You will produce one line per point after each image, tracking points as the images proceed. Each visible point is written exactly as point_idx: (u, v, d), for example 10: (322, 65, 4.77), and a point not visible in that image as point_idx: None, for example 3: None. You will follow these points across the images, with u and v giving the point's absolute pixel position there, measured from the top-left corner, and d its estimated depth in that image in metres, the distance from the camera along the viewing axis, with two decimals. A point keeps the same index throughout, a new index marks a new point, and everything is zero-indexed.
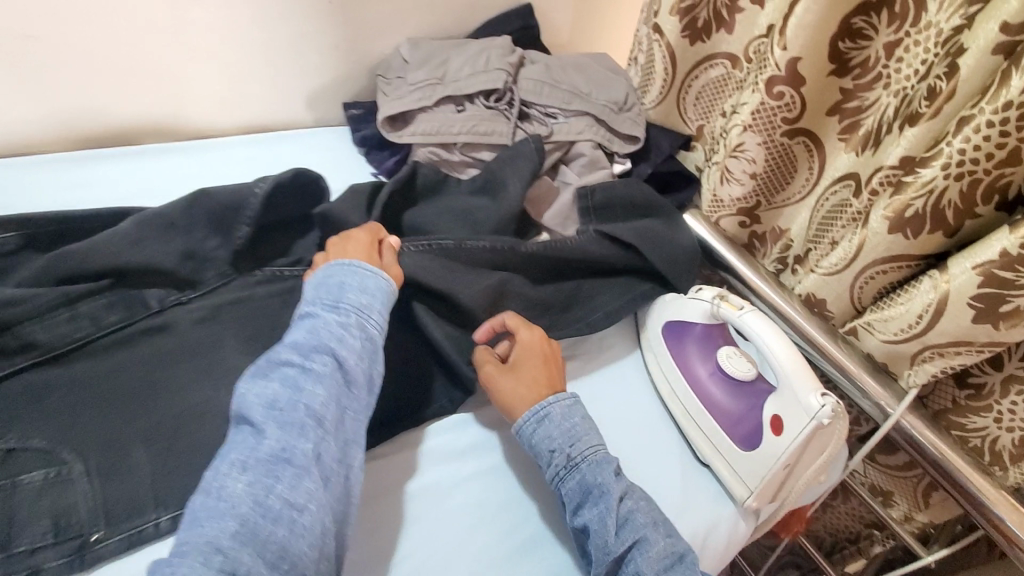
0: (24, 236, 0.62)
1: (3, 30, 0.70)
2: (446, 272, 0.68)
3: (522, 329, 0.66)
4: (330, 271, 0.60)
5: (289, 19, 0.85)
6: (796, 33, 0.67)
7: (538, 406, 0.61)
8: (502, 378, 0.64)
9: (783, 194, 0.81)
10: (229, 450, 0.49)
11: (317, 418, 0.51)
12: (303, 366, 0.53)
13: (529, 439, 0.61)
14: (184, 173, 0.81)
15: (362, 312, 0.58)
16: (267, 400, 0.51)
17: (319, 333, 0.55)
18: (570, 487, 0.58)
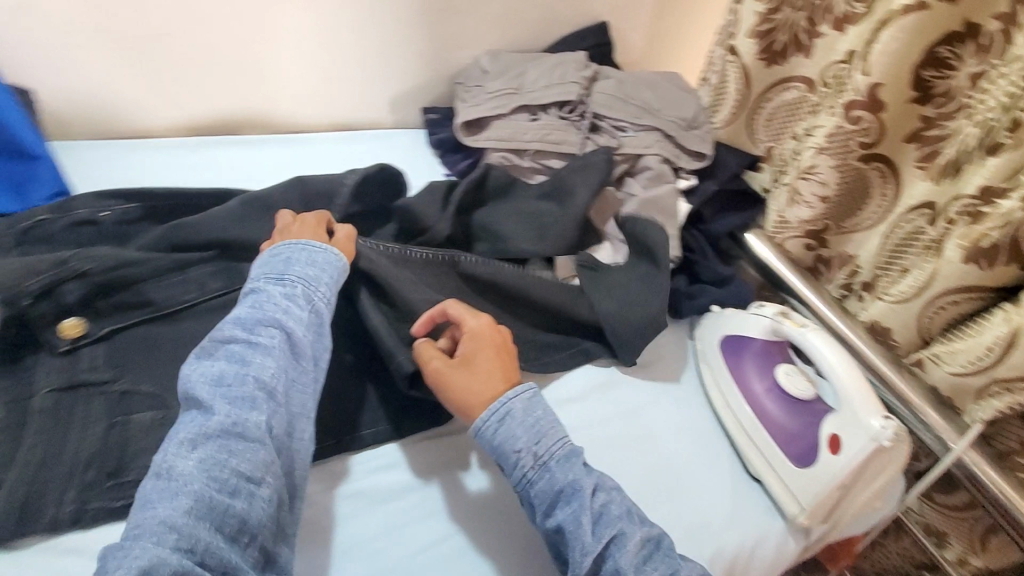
0: (145, 208, 0.70)
1: (143, 27, 0.79)
2: (397, 273, 0.69)
3: (468, 317, 0.62)
4: (277, 249, 0.61)
5: (382, 27, 0.92)
6: (880, 58, 0.69)
7: (497, 404, 0.57)
8: (443, 372, 0.59)
9: (854, 220, 0.80)
10: (178, 431, 0.48)
11: (268, 390, 0.51)
12: (250, 342, 0.53)
13: (488, 441, 0.56)
14: (278, 163, 0.89)
15: (308, 284, 0.58)
16: (214, 378, 0.51)
17: (264, 308, 0.55)
18: (540, 489, 0.54)
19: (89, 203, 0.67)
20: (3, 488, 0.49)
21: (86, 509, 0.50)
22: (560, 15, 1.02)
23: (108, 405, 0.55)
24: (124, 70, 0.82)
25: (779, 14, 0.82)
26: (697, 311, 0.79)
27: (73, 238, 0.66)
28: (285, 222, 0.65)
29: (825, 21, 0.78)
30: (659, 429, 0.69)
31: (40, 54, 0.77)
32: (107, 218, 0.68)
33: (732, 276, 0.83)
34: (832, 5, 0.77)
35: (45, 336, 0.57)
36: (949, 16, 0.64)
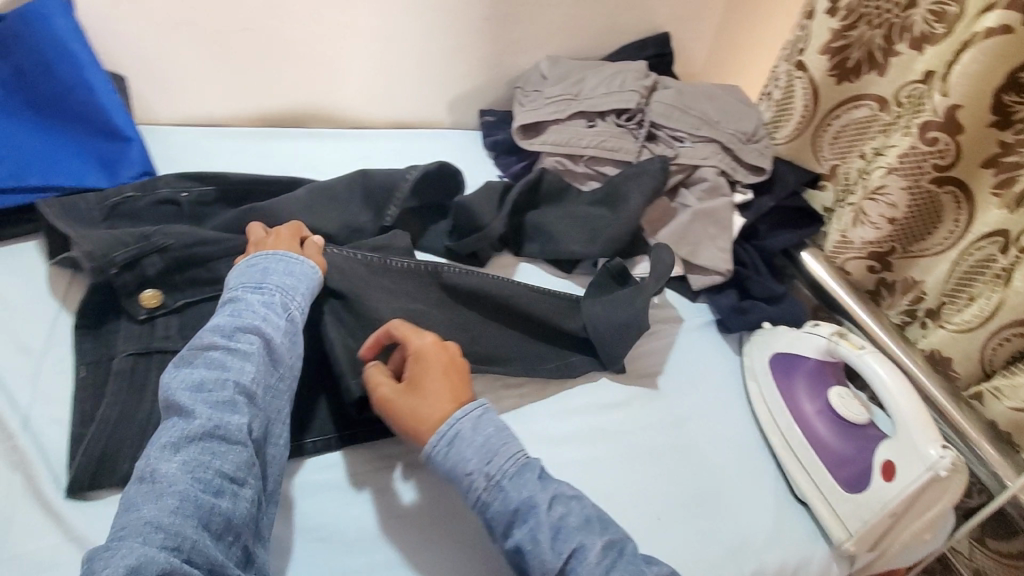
0: (219, 191, 0.74)
1: (228, 22, 0.84)
2: (370, 283, 0.67)
3: (411, 336, 0.59)
4: (254, 258, 0.60)
5: (448, 30, 0.95)
6: (960, 80, 0.66)
7: (443, 428, 0.53)
8: (393, 395, 0.56)
9: (922, 244, 0.78)
10: (159, 436, 0.47)
11: (248, 394, 0.50)
12: (228, 348, 0.51)
13: (439, 464, 0.53)
14: (341, 157, 0.93)
15: (286, 292, 0.57)
16: (194, 384, 0.49)
17: (241, 314, 0.54)
18: (496, 509, 0.51)
19: (171, 184, 0.72)
20: (84, 441, 0.53)
21: None
22: (622, 24, 1.03)
23: None
24: (207, 63, 0.87)
25: (854, 30, 0.80)
26: (747, 327, 0.78)
27: (155, 216, 0.71)
28: (259, 236, 0.64)
29: (903, 39, 0.76)
30: (704, 441, 0.68)
31: (135, 44, 0.83)
32: (186, 199, 0.72)
33: (784, 294, 0.82)
34: (912, 22, 0.75)
35: (126, 303, 0.61)
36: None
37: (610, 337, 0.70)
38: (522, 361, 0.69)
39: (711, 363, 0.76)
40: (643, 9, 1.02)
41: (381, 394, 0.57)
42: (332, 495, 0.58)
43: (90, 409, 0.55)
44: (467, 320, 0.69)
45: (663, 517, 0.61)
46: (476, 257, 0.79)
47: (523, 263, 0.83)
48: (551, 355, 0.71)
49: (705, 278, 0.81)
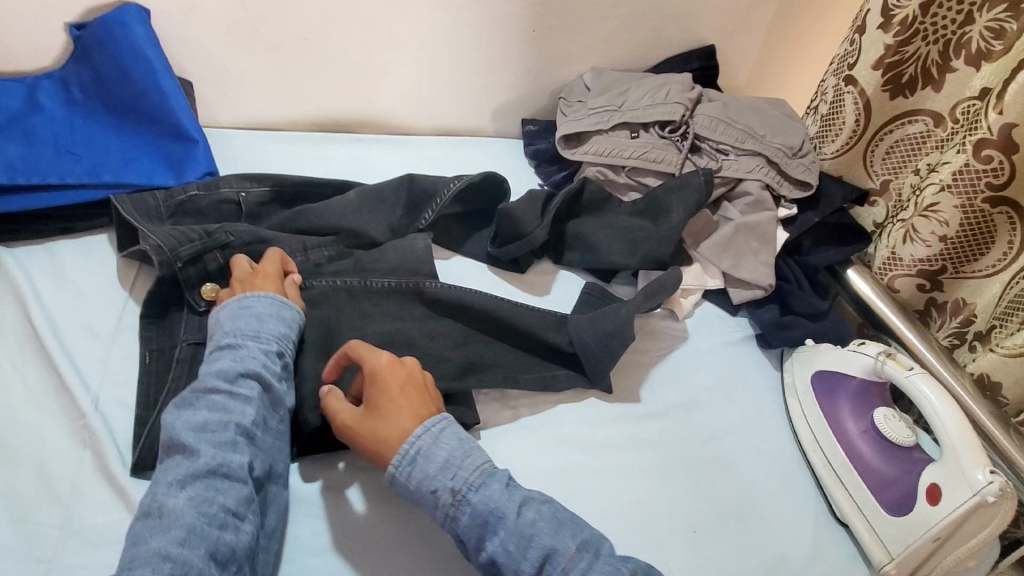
0: (275, 192, 0.78)
1: (289, 32, 0.88)
2: (350, 307, 0.70)
3: (366, 356, 0.59)
4: (246, 302, 0.61)
5: (495, 41, 0.97)
6: (1017, 98, 0.65)
7: (404, 448, 0.54)
8: (353, 418, 0.57)
9: (972, 265, 0.77)
10: (165, 473, 0.49)
11: (248, 435, 0.53)
12: (230, 391, 0.54)
13: (403, 484, 0.54)
14: (389, 163, 0.96)
15: (282, 341, 0.60)
16: (197, 424, 0.52)
17: (240, 359, 0.56)
18: (465, 523, 0.52)
19: (231, 183, 0.76)
20: (148, 424, 0.56)
21: None
22: (667, 37, 1.03)
23: None
24: (266, 70, 0.92)
25: (909, 47, 0.78)
26: (789, 343, 0.77)
27: (216, 214, 0.75)
28: (243, 270, 0.64)
29: (959, 56, 0.75)
30: (740, 457, 0.67)
31: (202, 52, 0.88)
32: (245, 199, 0.76)
33: (827, 311, 0.81)
34: (968, 39, 0.74)
35: (188, 296, 0.64)
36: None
37: (596, 352, 0.69)
38: (509, 369, 0.69)
39: (750, 378, 0.75)
40: (689, 22, 1.02)
41: (341, 417, 0.58)
42: (374, 488, 0.60)
43: (153, 394, 0.59)
44: (490, 328, 0.71)
45: (698, 529, 0.61)
46: (515, 263, 0.81)
47: (562, 271, 0.84)
48: (538, 368, 0.70)
49: (746, 292, 0.81)
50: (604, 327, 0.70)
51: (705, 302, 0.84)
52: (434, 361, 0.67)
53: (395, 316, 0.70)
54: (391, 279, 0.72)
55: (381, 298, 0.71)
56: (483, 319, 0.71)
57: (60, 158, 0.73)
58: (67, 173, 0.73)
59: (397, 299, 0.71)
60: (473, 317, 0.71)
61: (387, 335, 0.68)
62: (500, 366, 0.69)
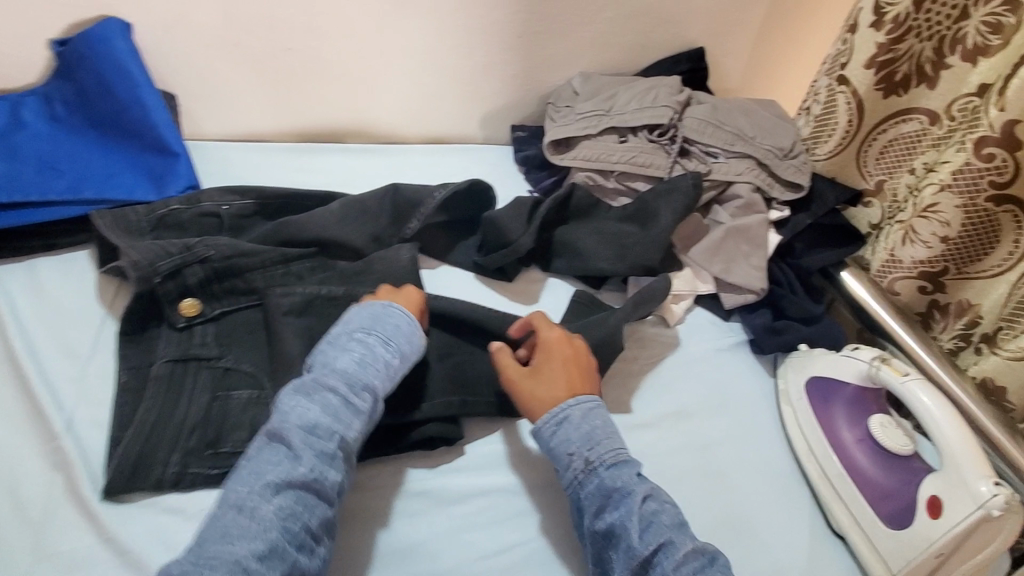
0: (258, 204, 0.77)
1: (273, 43, 0.88)
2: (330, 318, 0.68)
3: (544, 329, 0.65)
4: (387, 310, 0.64)
5: (482, 48, 0.96)
6: (1018, 94, 0.64)
7: (557, 410, 0.60)
8: (516, 371, 0.62)
9: (977, 265, 0.75)
10: (265, 470, 0.50)
11: (345, 452, 0.54)
12: (346, 400, 0.55)
13: (545, 441, 0.59)
14: (377, 172, 0.95)
15: (404, 361, 0.62)
16: (307, 426, 0.53)
17: (366, 368, 0.58)
18: (590, 491, 0.56)
19: (213, 197, 0.75)
20: (121, 444, 0.54)
21: (185, 473, 0.54)
22: (656, 40, 1.02)
23: (213, 378, 0.60)
24: (250, 81, 0.91)
25: (902, 44, 0.76)
26: (783, 348, 0.76)
27: (197, 227, 0.74)
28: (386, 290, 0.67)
29: (954, 52, 0.73)
30: (733, 467, 0.66)
31: (185, 65, 0.87)
32: (227, 211, 0.75)
33: (822, 315, 0.79)
34: (964, 34, 0.72)
35: (167, 311, 0.64)
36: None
37: None
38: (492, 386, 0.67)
39: (743, 385, 0.74)
40: (678, 24, 1.01)
41: (505, 367, 0.63)
42: (357, 505, 0.59)
43: (128, 413, 0.57)
44: (476, 336, 0.70)
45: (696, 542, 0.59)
46: (502, 271, 0.80)
47: (551, 279, 0.83)
48: None
49: (737, 296, 0.80)
50: (593, 335, 0.68)
51: (697, 307, 0.83)
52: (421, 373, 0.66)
53: None
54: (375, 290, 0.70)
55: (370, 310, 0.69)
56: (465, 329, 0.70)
57: (42, 173, 0.73)
58: (47, 190, 0.72)
59: None
60: (461, 327, 0.70)
61: None
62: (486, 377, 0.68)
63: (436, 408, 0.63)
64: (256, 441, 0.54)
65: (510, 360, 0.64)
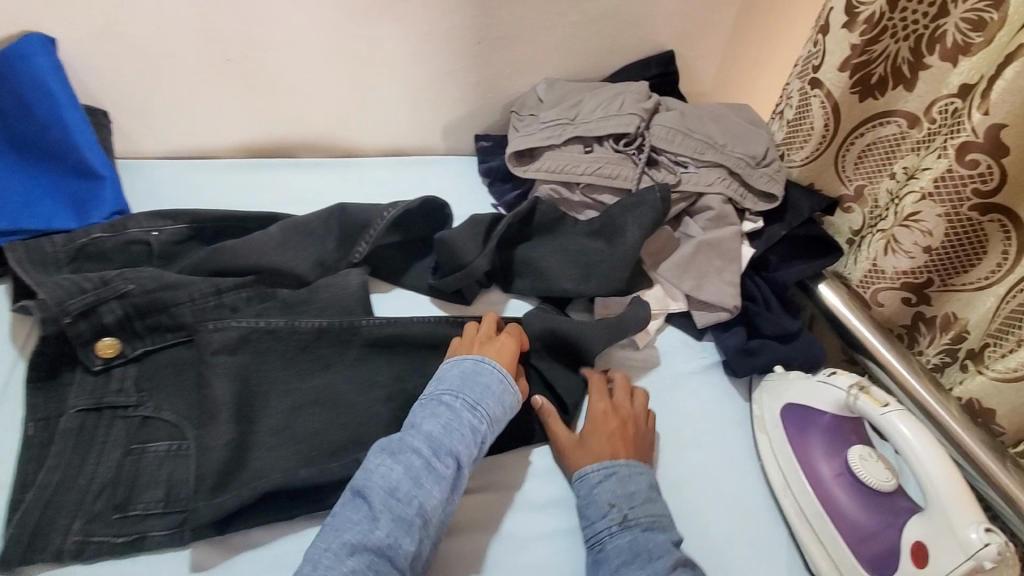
0: (193, 228, 0.71)
1: (209, 55, 0.82)
2: (262, 354, 0.60)
3: (591, 397, 0.65)
4: (477, 367, 0.60)
5: (440, 57, 0.90)
6: (1003, 97, 0.58)
7: (607, 462, 0.59)
8: (562, 436, 0.62)
9: (962, 277, 0.70)
10: (343, 528, 0.49)
11: (425, 520, 0.50)
12: (429, 464, 0.52)
13: (585, 486, 0.59)
14: (329, 188, 0.90)
15: (493, 423, 0.58)
16: (388, 488, 0.51)
17: (452, 430, 0.55)
18: (618, 545, 0.54)
19: (141, 223, 0.69)
20: (18, 510, 0.50)
21: (88, 543, 0.50)
22: (624, 43, 0.97)
23: (128, 431, 0.56)
24: (187, 94, 0.85)
25: (877, 45, 0.72)
26: (756, 370, 0.71)
27: (124, 256, 0.68)
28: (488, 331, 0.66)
29: (933, 51, 0.69)
30: (705, 505, 0.61)
31: (116, 80, 0.81)
32: (157, 238, 0.69)
33: (799, 332, 0.75)
34: (942, 33, 0.68)
35: (81, 354, 0.58)
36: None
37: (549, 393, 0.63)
38: None
39: (716, 412, 0.69)
40: (646, 26, 0.96)
41: (554, 430, 0.63)
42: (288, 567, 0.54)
43: (31, 471, 0.53)
44: (427, 369, 0.65)
45: None
46: (461, 295, 0.75)
47: (513, 300, 0.78)
48: None
49: (709, 314, 0.75)
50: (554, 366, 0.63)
51: (668, 326, 0.78)
52: (365, 416, 0.59)
53: (325, 363, 0.62)
54: (319, 320, 0.63)
55: (310, 343, 0.62)
56: (416, 361, 0.65)
57: None
58: None
59: (324, 346, 0.63)
60: (411, 360, 0.65)
61: (316, 392, 0.60)
62: None
63: None
64: (344, 494, 0.53)
65: (558, 423, 0.63)
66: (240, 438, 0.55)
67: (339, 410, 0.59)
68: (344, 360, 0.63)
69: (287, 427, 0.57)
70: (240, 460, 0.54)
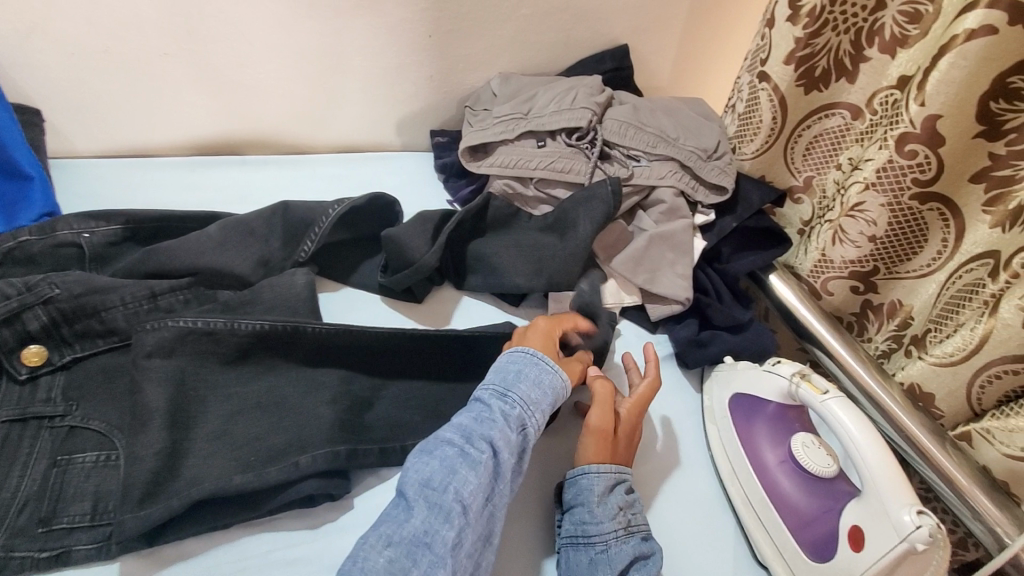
0: (128, 229, 0.69)
1: (144, 48, 0.78)
2: (196, 360, 0.58)
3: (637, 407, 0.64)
4: (509, 357, 0.61)
5: (390, 51, 0.88)
6: (937, 88, 0.58)
7: (623, 469, 0.59)
8: (601, 416, 0.60)
9: (905, 265, 0.71)
10: (381, 525, 0.48)
11: (464, 505, 0.49)
12: (462, 450, 0.52)
13: (598, 484, 0.57)
14: (277, 187, 0.87)
15: (528, 407, 0.57)
16: (422, 478, 0.51)
17: (483, 419, 0.55)
18: (624, 550, 0.54)
19: (71, 224, 0.66)
20: None
21: (9, 559, 0.47)
22: (579, 37, 0.96)
23: (54, 441, 0.53)
24: (125, 90, 0.82)
25: (819, 39, 0.72)
26: (707, 361, 0.72)
27: (53, 260, 0.65)
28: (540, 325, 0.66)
29: (872, 44, 0.70)
30: (655, 496, 0.61)
31: (47, 77, 0.78)
32: (89, 240, 0.66)
33: (750, 322, 0.77)
34: (881, 26, 0.69)
35: (5, 363, 0.55)
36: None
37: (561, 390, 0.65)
38: (388, 428, 0.60)
39: (669, 403, 0.70)
40: (601, 20, 0.95)
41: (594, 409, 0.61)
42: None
43: None
44: (372, 369, 0.64)
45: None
46: (411, 292, 0.74)
47: (466, 298, 0.78)
48: (423, 429, 0.61)
49: (662, 307, 0.76)
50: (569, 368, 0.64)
51: (623, 320, 0.79)
52: (306, 419, 0.57)
53: (265, 366, 0.60)
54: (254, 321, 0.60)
55: (250, 346, 0.60)
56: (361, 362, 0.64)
57: None
58: None
59: (266, 348, 0.61)
60: (358, 361, 0.64)
61: (254, 397, 0.58)
62: (387, 418, 0.61)
63: (316, 463, 0.54)
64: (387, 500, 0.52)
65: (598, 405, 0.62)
66: (173, 446, 0.53)
67: (280, 414, 0.57)
68: (285, 363, 0.61)
69: (225, 433, 0.55)
70: (173, 469, 0.52)
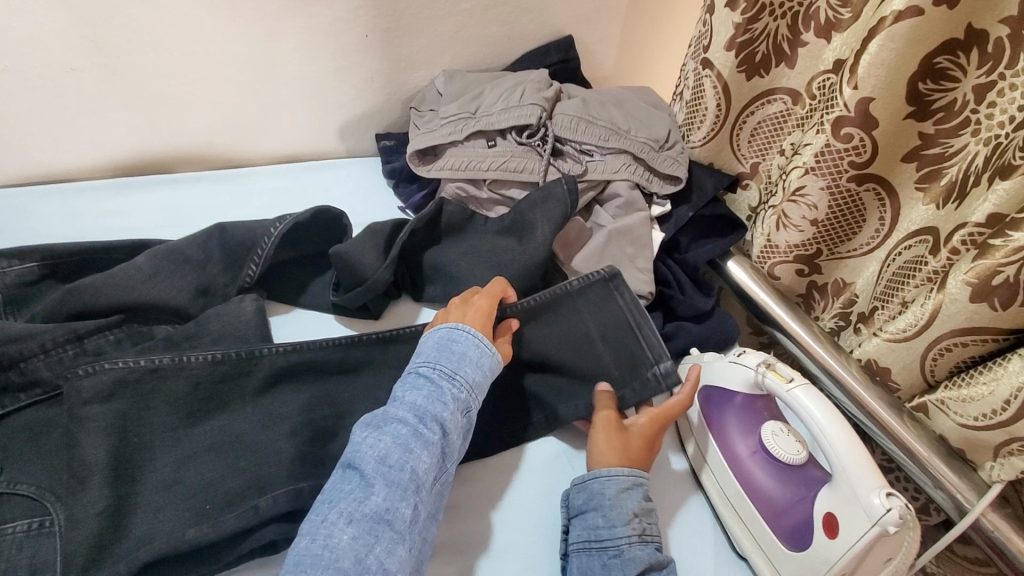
0: (46, 266, 0.63)
1: (47, 64, 0.71)
2: (132, 407, 0.53)
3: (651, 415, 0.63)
4: (452, 334, 0.59)
5: (324, 53, 0.83)
6: (868, 72, 0.59)
7: (635, 472, 0.58)
8: (610, 416, 0.61)
9: (847, 245, 0.73)
10: (337, 498, 0.47)
11: (419, 483, 0.49)
12: (415, 429, 0.51)
13: (612, 487, 0.56)
14: (213, 205, 0.82)
15: (473, 390, 0.56)
16: (379, 455, 0.49)
17: (434, 397, 0.54)
18: (637, 557, 0.52)
19: None
20: None
21: None
22: (523, 30, 0.93)
23: None
24: (29, 110, 0.74)
25: (757, 23, 0.72)
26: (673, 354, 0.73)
27: None
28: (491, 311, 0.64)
29: (808, 28, 0.70)
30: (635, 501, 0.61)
31: None
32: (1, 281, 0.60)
33: (711, 310, 0.77)
34: (815, 10, 0.69)
35: None
36: (949, 21, 0.55)
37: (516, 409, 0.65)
38: None
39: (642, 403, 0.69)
40: (543, 12, 0.92)
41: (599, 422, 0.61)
42: None
43: None
44: (332, 394, 0.60)
45: None
46: (367, 309, 0.71)
47: (426, 307, 0.75)
48: None
49: None
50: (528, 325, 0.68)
51: None
52: (263, 458, 0.54)
53: (213, 404, 0.56)
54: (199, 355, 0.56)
55: (192, 384, 0.55)
56: (317, 388, 0.60)
57: None
58: None
59: (214, 383, 0.56)
60: (315, 387, 0.60)
61: (202, 439, 0.54)
62: None
63: (278, 504, 0.51)
64: (334, 468, 0.51)
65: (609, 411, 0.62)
66: (117, 504, 0.48)
67: (235, 455, 0.53)
68: (233, 399, 0.57)
69: (175, 482, 0.51)
70: (117, 529, 0.48)
